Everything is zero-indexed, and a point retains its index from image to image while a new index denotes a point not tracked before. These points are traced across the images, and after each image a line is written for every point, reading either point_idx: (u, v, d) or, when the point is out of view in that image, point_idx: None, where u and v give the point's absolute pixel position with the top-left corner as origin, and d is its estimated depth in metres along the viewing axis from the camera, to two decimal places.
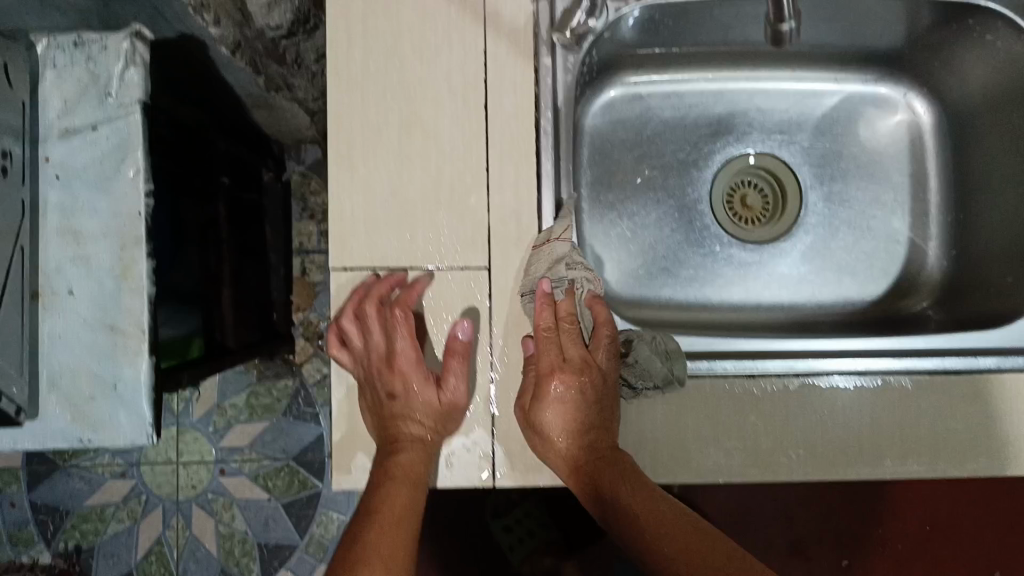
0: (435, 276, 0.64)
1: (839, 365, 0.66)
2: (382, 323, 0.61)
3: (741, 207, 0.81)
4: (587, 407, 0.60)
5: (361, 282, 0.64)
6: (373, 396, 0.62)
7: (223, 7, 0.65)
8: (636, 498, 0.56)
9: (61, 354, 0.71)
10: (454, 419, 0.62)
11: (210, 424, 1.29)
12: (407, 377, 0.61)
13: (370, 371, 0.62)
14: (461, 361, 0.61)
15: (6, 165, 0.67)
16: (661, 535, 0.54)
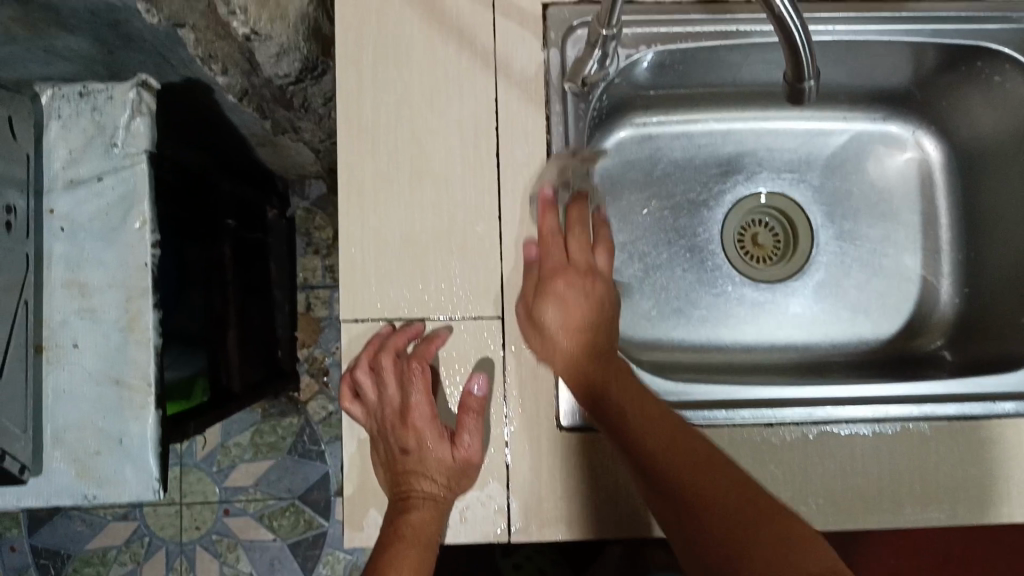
0: (452, 328, 0.63)
1: (861, 413, 0.64)
2: (397, 376, 0.60)
3: (753, 246, 0.79)
4: (591, 316, 0.60)
5: (373, 334, 0.63)
6: (386, 450, 0.61)
7: (231, 58, 0.65)
8: (650, 425, 0.55)
9: (65, 409, 0.70)
10: (468, 476, 0.61)
11: (213, 463, 1.27)
12: (421, 433, 0.60)
13: (384, 424, 0.61)
14: (475, 417, 0.60)
15: (10, 219, 0.66)
16: (682, 472, 0.52)
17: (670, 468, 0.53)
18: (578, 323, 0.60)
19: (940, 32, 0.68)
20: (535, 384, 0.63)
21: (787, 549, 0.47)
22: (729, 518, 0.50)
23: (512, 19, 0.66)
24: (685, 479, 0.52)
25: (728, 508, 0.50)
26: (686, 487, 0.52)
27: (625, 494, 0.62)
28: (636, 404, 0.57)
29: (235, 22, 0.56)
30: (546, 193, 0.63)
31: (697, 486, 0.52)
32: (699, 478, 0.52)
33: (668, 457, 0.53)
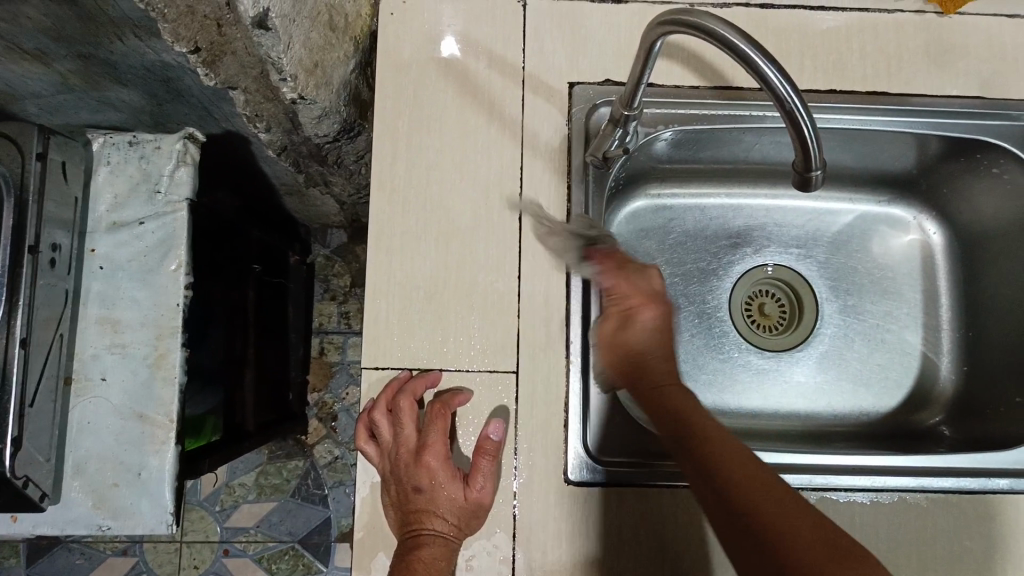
0: (473, 390, 0.65)
1: (859, 482, 0.66)
2: (413, 417, 0.62)
3: (759, 315, 0.82)
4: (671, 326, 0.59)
5: (392, 382, 0.65)
6: (398, 490, 0.62)
7: (275, 118, 0.69)
8: (709, 423, 0.50)
9: (89, 442, 0.72)
10: (479, 518, 0.62)
11: (216, 502, 1.29)
12: (433, 472, 0.61)
13: (397, 464, 0.62)
14: (490, 461, 0.62)
15: (56, 258, 0.69)
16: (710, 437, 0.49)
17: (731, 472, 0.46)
18: (669, 327, 0.59)
19: (944, 124, 0.73)
20: (546, 439, 0.65)
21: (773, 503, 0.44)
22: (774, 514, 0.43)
23: (540, 94, 0.70)
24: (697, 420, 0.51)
25: (783, 510, 0.43)
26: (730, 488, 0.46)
27: (628, 549, 0.63)
28: (692, 404, 0.52)
29: (286, 87, 0.61)
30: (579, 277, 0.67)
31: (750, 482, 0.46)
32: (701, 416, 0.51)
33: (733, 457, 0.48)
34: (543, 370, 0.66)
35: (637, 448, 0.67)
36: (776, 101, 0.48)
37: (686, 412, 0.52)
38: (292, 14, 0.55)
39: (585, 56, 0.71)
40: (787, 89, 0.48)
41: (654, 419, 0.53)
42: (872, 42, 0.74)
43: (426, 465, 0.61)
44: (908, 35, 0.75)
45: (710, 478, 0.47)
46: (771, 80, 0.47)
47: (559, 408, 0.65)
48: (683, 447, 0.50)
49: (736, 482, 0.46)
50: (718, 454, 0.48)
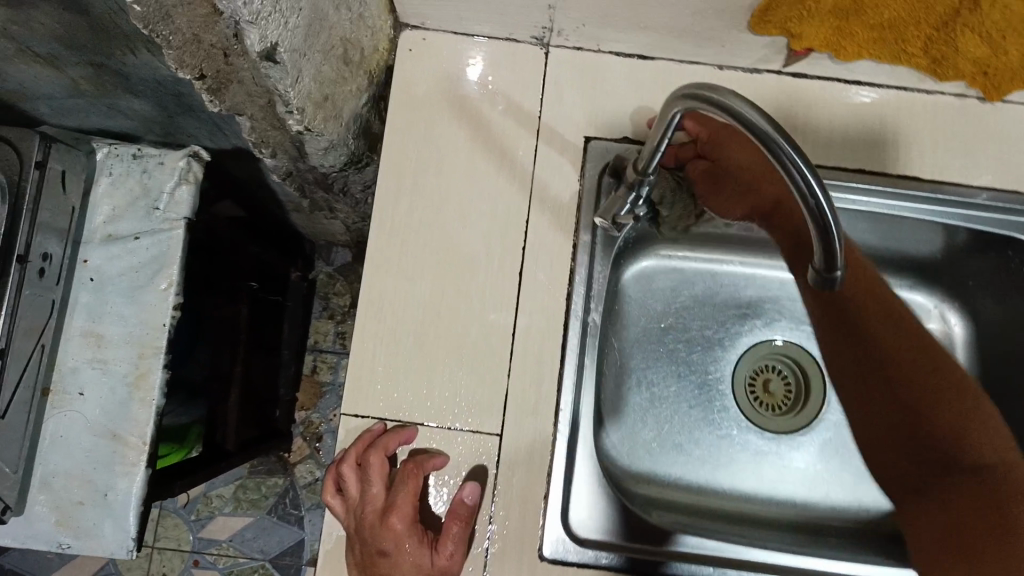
0: (449, 455, 0.63)
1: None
2: (383, 475, 0.61)
3: (763, 392, 0.79)
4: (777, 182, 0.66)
5: (365, 435, 0.63)
6: (362, 550, 0.60)
7: (281, 145, 0.67)
8: (897, 338, 0.59)
9: (57, 457, 0.70)
10: None
11: (192, 511, 1.27)
12: (399, 535, 0.59)
13: (363, 523, 0.60)
14: (462, 527, 0.60)
15: (45, 267, 0.67)
16: (903, 353, 0.59)
17: (942, 405, 0.57)
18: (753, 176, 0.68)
19: (967, 215, 0.70)
20: (524, 505, 0.63)
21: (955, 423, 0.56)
22: (956, 430, 0.56)
23: (553, 148, 0.69)
24: (884, 331, 0.59)
25: (974, 429, 0.56)
26: (934, 412, 0.57)
27: None
28: (881, 315, 0.60)
29: (292, 119, 0.59)
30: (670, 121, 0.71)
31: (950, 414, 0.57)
32: (896, 336, 0.59)
33: (930, 380, 0.58)
34: (527, 432, 0.64)
35: (620, 527, 0.63)
36: (795, 199, 0.43)
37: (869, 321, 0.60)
38: (303, 48, 0.53)
39: (603, 112, 0.70)
40: (824, 205, 0.43)
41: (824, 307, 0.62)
42: (905, 123, 0.72)
43: (392, 526, 0.59)
44: (941, 119, 0.72)
45: (906, 401, 0.58)
46: (799, 187, 0.42)
47: (539, 485, 0.63)
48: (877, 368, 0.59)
49: (951, 432, 0.56)
50: (934, 413, 0.57)
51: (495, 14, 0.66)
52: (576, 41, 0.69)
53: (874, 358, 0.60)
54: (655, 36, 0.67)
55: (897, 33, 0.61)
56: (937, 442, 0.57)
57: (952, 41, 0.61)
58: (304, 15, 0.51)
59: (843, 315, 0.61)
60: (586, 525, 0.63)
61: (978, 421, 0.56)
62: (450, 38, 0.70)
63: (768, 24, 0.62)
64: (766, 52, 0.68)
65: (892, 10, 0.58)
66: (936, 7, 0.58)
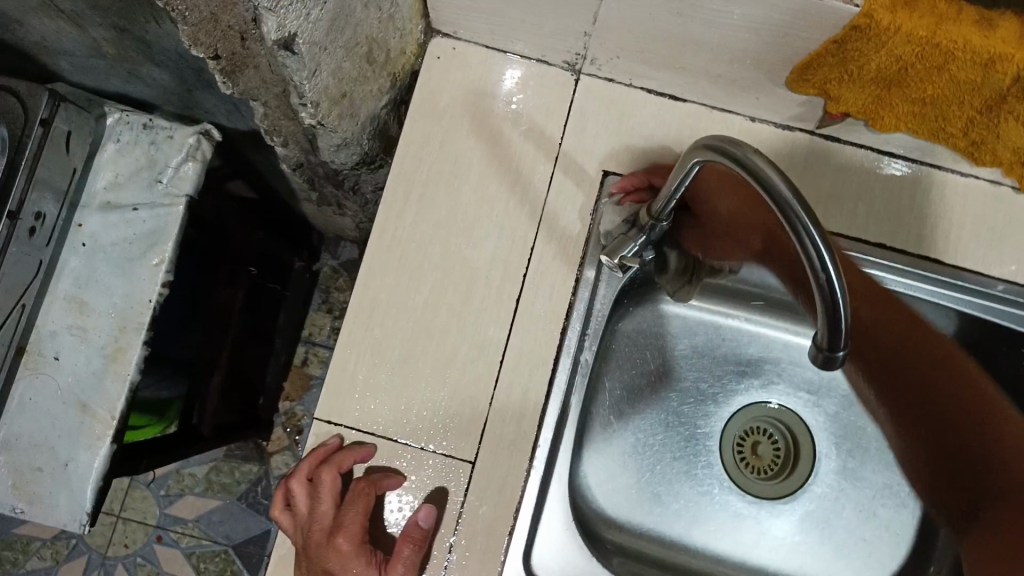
0: (408, 476, 0.61)
1: None
2: (333, 492, 0.59)
3: (750, 454, 0.76)
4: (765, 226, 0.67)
5: (319, 451, 0.61)
6: (308, 569, 0.58)
7: (293, 136, 0.66)
8: (930, 361, 0.66)
9: (23, 418, 0.68)
10: None
11: (162, 487, 1.24)
12: (346, 555, 0.56)
13: (310, 540, 0.58)
14: (415, 549, 0.57)
15: (37, 227, 0.65)
16: (907, 352, 0.67)
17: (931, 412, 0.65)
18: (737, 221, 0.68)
19: (987, 308, 0.67)
20: (488, 538, 0.60)
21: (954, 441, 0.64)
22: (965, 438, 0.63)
23: (570, 177, 0.67)
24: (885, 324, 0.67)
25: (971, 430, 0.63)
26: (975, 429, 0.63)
27: None
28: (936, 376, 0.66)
29: (305, 112, 0.57)
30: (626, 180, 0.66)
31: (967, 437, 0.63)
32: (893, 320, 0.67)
33: (926, 396, 0.66)
34: (501, 466, 0.62)
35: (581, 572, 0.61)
36: (804, 270, 0.41)
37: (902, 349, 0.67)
38: (325, 42, 0.52)
39: (625, 149, 0.68)
40: (835, 284, 0.41)
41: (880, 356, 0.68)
42: (933, 203, 0.69)
43: (338, 547, 0.56)
44: (972, 205, 0.69)
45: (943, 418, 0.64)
46: (811, 264, 0.40)
47: (510, 512, 0.61)
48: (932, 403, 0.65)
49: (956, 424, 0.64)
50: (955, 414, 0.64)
51: (528, 33, 0.64)
52: (609, 72, 0.67)
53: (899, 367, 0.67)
54: (689, 78, 0.65)
55: (938, 109, 0.58)
56: (989, 465, 0.61)
57: (995, 128, 0.58)
58: (329, 9, 0.49)
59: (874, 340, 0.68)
60: (545, 564, 0.61)
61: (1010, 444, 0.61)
62: (481, 51, 0.68)
63: (807, 83, 0.60)
64: (801, 110, 0.66)
65: (937, 86, 0.55)
66: (982, 90, 0.54)
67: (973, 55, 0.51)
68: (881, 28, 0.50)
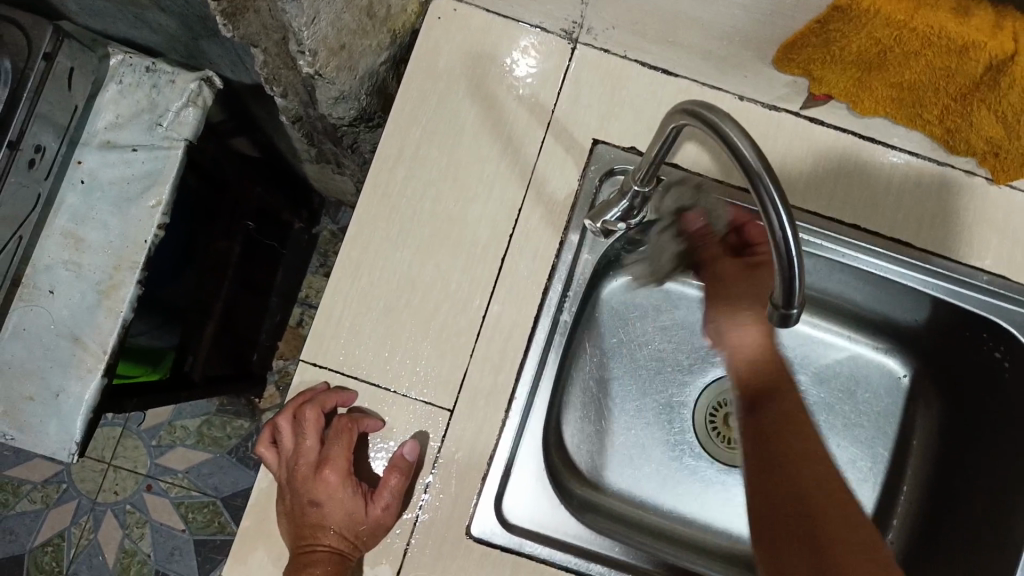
0: (386, 422, 0.63)
1: None
2: (317, 429, 0.61)
3: (723, 426, 0.77)
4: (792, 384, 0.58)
5: (304, 392, 0.63)
6: (292, 501, 0.60)
7: (293, 86, 0.67)
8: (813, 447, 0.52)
9: (17, 348, 0.70)
10: (375, 537, 0.60)
11: (154, 437, 1.27)
12: (333, 486, 0.60)
13: (296, 474, 0.61)
14: (401, 478, 0.59)
15: (37, 159, 0.67)
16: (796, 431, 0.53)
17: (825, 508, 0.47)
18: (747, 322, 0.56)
19: (959, 294, 0.69)
20: (460, 485, 0.63)
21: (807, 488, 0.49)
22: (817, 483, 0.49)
23: (561, 143, 0.68)
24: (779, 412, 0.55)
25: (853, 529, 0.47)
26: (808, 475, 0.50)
27: None
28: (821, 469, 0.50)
29: (303, 60, 0.59)
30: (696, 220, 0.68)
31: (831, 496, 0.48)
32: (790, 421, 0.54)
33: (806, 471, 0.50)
34: (477, 417, 0.64)
35: (551, 521, 0.64)
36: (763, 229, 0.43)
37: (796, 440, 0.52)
38: None
39: (617, 118, 0.69)
40: (790, 244, 0.43)
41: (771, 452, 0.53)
42: (910, 189, 0.71)
43: (325, 478, 0.59)
44: (949, 193, 0.71)
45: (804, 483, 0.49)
46: (772, 224, 0.43)
47: (482, 461, 0.63)
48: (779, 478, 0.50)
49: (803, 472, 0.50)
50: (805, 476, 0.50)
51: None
52: (605, 43, 0.69)
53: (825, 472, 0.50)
54: (683, 53, 0.66)
55: (915, 94, 0.60)
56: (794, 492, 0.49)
57: (968, 115, 0.60)
58: None
59: (770, 430, 0.54)
60: (516, 513, 0.64)
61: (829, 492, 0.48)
62: (482, 14, 0.69)
63: (791, 63, 0.61)
64: (789, 91, 0.67)
65: (914, 71, 0.57)
66: (956, 76, 0.56)
67: (948, 41, 0.52)
68: (860, 9, 0.51)
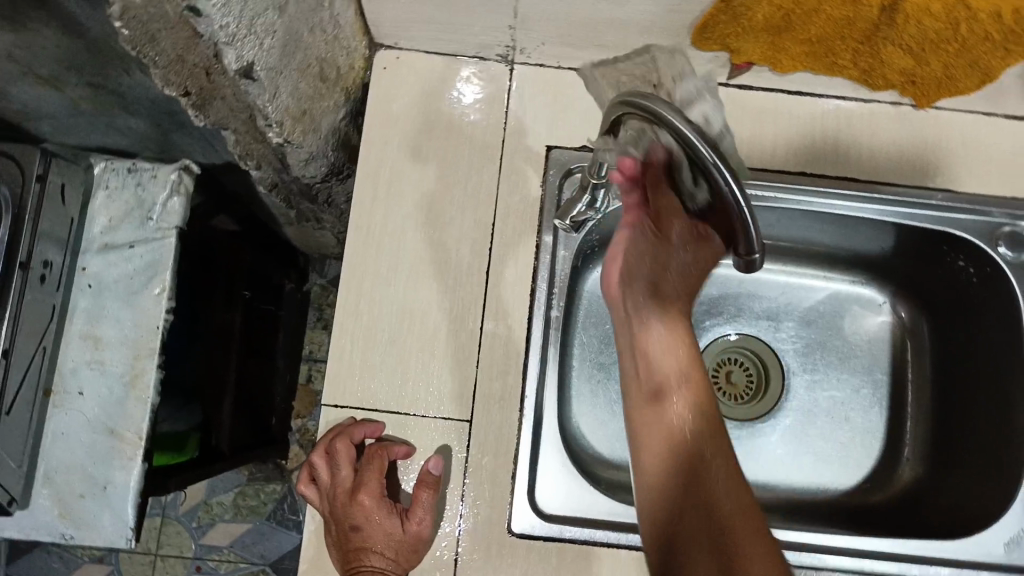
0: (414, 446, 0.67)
1: (818, 560, 0.67)
2: (349, 459, 0.67)
3: (726, 383, 0.84)
4: (710, 407, 0.64)
5: (334, 427, 0.68)
6: (338, 529, 0.66)
7: (265, 157, 0.73)
8: (734, 502, 0.59)
9: (60, 452, 0.75)
10: (417, 552, 0.65)
11: (193, 519, 1.30)
12: (369, 509, 0.65)
13: (337, 504, 0.67)
14: (430, 495, 0.64)
15: (46, 274, 0.72)
16: (727, 488, 0.60)
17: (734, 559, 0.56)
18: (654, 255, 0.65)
19: (909, 214, 0.75)
20: (492, 486, 0.68)
21: (727, 536, 0.57)
22: (741, 535, 0.57)
23: (518, 157, 0.74)
24: (719, 465, 0.61)
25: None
26: (729, 523, 0.58)
27: None
28: (744, 524, 0.58)
29: (272, 132, 0.65)
30: (629, 162, 0.60)
31: (746, 543, 0.56)
32: (729, 472, 0.60)
33: (728, 519, 0.58)
34: (496, 421, 0.69)
35: (587, 504, 0.68)
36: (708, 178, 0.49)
37: (724, 490, 0.59)
38: (279, 67, 0.59)
39: (565, 124, 0.75)
40: (738, 197, 0.49)
41: (694, 492, 0.60)
42: (845, 130, 0.77)
43: (361, 502, 0.65)
44: (882, 125, 0.77)
45: (719, 531, 0.58)
46: (724, 190, 0.48)
47: (509, 461, 0.68)
48: (705, 528, 0.58)
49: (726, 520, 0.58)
50: (736, 530, 0.57)
51: (460, 35, 0.71)
52: (539, 59, 0.75)
53: (735, 523, 0.58)
54: (611, 53, 0.72)
55: (825, 46, 0.66)
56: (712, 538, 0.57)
57: (878, 54, 0.66)
58: (278, 36, 0.57)
59: (702, 480, 0.60)
60: (548, 503, 0.68)
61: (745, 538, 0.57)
62: (421, 56, 0.75)
63: (709, 41, 0.67)
64: (713, 67, 0.73)
65: (818, 26, 0.63)
66: (856, 23, 0.62)
67: None
68: None
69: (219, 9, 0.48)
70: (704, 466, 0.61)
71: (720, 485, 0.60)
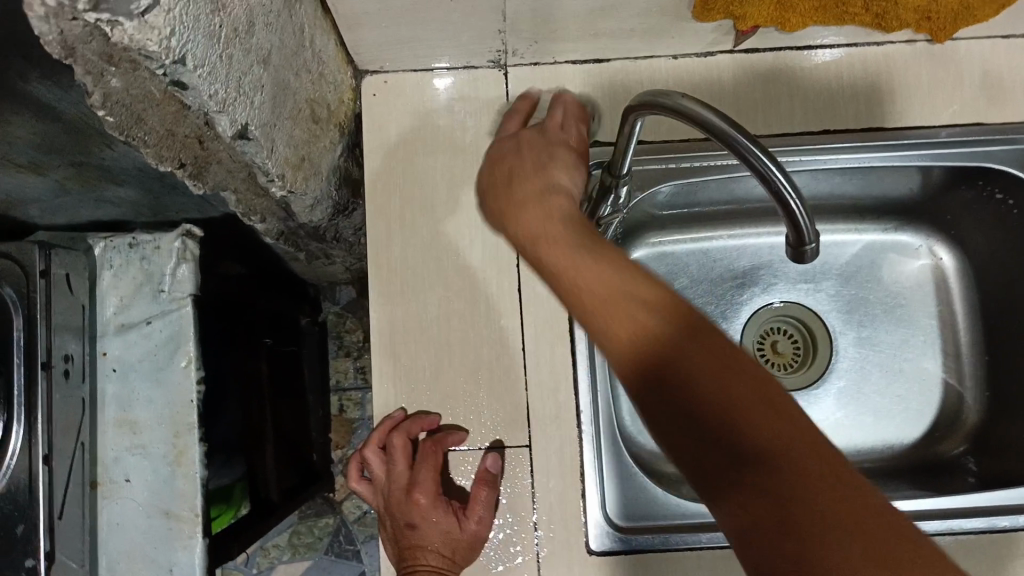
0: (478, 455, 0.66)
1: None
2: (405, 455, 0.64)
3: (772, 353, 0.81)
4: (614, 258, 0.46)
5: (387, 420, 0.66)
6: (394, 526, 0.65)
7: (268, 208, 0.70)
8: (678, 350, 0.41)
9: (117, 542, 0.72)
10: (473, 552, 0.63)
11: (253, 565, 1.29)
12: (425, 508, 0.63)
13: (392, 500, 0.65)
14: (490, 491, 0.63)
15: (68, 368, 0.70)
16: (655, 342, 0.42)
17: (756, 438, 0.36)
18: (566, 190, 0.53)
19: (939, 153, 0.72)
20: (562, 507, 0.65)
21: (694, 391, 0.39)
22: (707, 384, 0.39)
23: None
24: (640, 320, 0.43)
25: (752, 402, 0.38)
26: (676, 382, 0.40)
27: None
28: (694, 361, 0.40)
29: (275, 185, 0.62)
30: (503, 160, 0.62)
31: (700, 385, 0.39)
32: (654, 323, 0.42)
33: (666, 374, 0.41)
34: (554, 440, 0.66)
35: (660, 510, 0.67)
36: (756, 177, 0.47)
37: (665, 351, 0.41)
38: (272, 119, 0.56)
39: None
40: (785, 184, 0.47)
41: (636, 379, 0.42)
42: (861, 77, 0.74)
43: (417, 502, 0.63)
44: (897, 66, 0.74)
45: (677, 406, 0.40)
46: (777, 186, 0.47)
47: (575, 479, 0.66)
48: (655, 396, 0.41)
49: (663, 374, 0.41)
50: (686, 383, 0.40)
51: (448, 47, 0.68)
52: (533, 58, 0.71)
53: (678, 370, 0.40)
54: (609, 39, 0.69)
55: None
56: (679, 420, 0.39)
57: None
58: (267, 90, 0.54)
59: (634, 354, 0.42)
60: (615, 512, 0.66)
61: (701, 376, 0.39)
62: (410, 75, 0.72)
63: (711, 11, 0.63)
64: (717, 36, 0.70)
65: None
66: None
67: None
68: None
69: (204, 78, 0.45)
70: (626, 318, 0.43)
71: (658, 349, 0.41)
